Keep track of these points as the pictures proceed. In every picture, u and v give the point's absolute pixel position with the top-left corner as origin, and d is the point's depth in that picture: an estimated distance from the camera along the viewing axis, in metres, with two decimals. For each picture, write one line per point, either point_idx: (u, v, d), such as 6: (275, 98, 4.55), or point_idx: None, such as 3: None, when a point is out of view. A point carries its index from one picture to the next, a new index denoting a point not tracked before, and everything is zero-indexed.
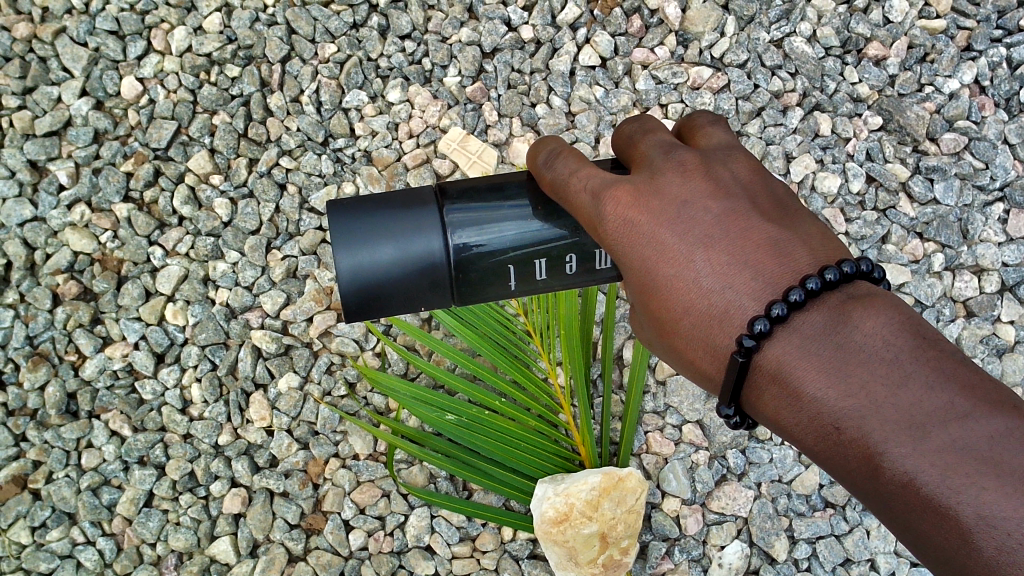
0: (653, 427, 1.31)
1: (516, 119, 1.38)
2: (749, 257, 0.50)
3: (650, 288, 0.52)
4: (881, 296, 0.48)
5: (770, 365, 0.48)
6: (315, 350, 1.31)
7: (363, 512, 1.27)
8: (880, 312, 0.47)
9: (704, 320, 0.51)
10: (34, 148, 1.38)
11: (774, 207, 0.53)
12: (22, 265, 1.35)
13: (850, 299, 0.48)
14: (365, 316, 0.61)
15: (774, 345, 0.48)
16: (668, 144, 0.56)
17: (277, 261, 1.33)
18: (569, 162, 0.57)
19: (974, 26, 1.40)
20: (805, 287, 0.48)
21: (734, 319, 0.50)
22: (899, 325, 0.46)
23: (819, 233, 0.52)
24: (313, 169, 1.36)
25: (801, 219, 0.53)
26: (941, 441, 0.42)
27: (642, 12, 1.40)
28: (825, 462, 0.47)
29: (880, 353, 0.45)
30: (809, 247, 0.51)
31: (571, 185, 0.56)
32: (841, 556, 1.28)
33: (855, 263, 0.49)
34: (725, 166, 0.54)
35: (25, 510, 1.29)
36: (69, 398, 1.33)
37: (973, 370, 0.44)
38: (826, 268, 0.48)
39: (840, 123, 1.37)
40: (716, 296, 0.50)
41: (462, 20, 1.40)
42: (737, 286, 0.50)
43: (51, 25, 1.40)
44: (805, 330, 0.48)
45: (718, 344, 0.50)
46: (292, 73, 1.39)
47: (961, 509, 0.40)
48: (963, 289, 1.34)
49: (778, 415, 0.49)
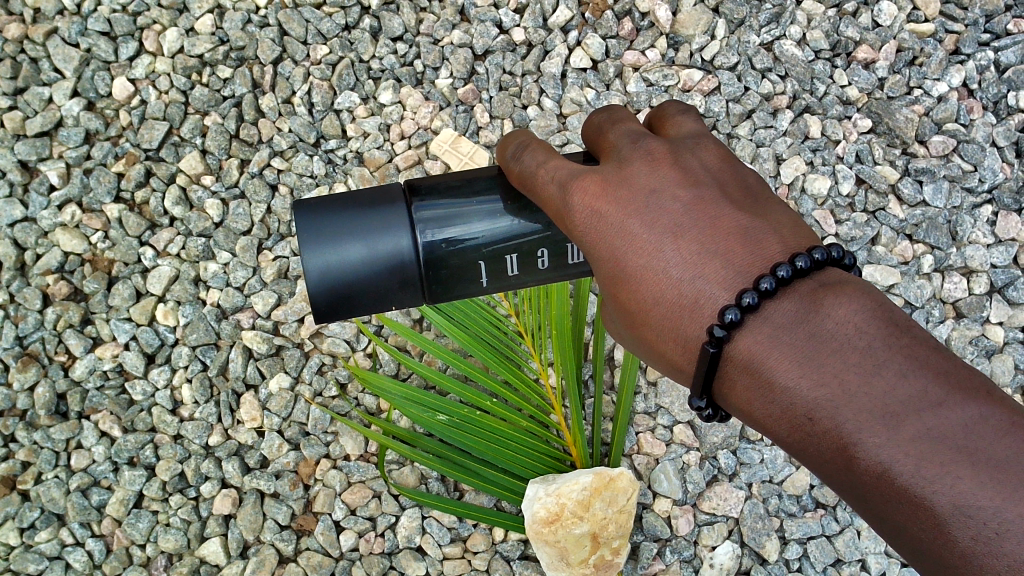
0: (645, 428, 1.31)
1: (508, 121, 1.39)
2: (718, 245, 0.50)
3: (620, 280, 0.53)
4: (853, 283, 0.48)
5: (742, 356, 0.48)
6: (306, 351, 1.31)
7: (354, 513, 1.26)
8: (851, 299, 0.47)
9: (674, 310, 0.51)
10: (24, 149, 1.38)
11: (744, 195, 0.53)
12: (11, 265, 1.35)
13: (821, 287, 0.48)
14: (337, 315, 0.61)
15: (744, 335, 0.48)
16: (637, 134, 0.56)
17: (269, 262, 1.34)
18: (537, 154, 0.58)
19: (962, 30, 1.41)
20: (776, 275, 0.48)
21: (704, 308, 0.50)
22: (870, 312, 0.46)
23: (789, 221, 0.53)
24: (304, 170, 1.36)
25: (771, 207, 0.53)
26: (914, 430, 0.42)
27: (633, 16, 1.41)
28: (800, 452, 0.47)
29: (852, 341, 0.45)
30: (780, 233, 0.51)
31: (540, 177, 0.57)
32: (832, 556, 1.28)
33: (825, 249, 0.49)
34: (693, 155, 0.54)
35: (14, 511, 1.29)
36: (59, 399, 1.32)
37: (946, 356, 0.44)
38: (796, 254, 0.49)
39: (829, 126, 1.38)
40: (687, 286, 0.50)
41: (455, 23, 1.41)
42: (706, 276, 0.50)
43: (43, 26, 1.40)
44: (776, 319, 0.48)
45: (689, 334, 0.51)
46: (284, 74, 1.39)
47: (935, 498, 0.41)
48: (952, 290, 1.35)
49: (751, 406, 0.49)
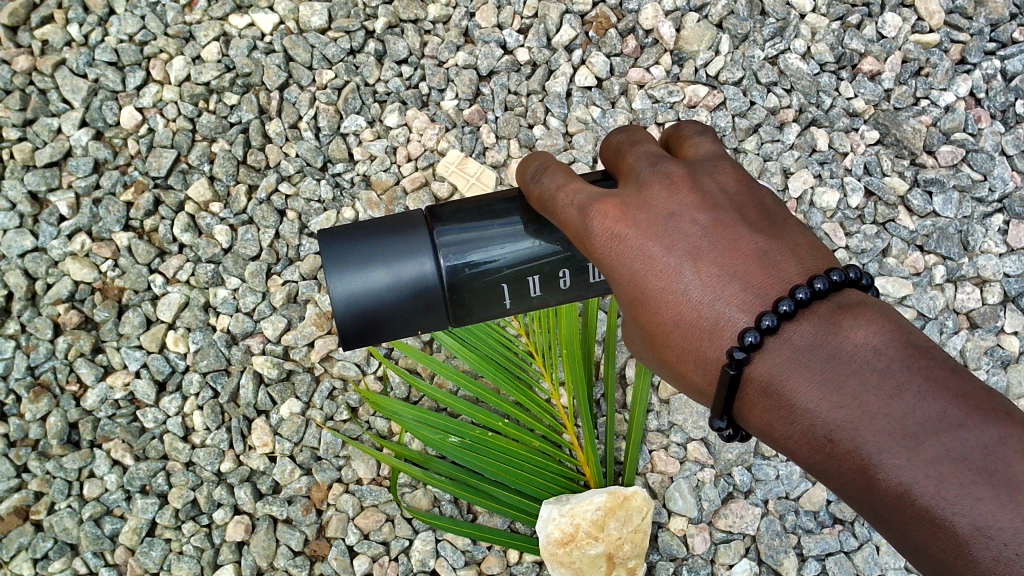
0: (658, 446, 1.30)
1: (513, 141, 1.38)
2: (738, 267, 0.51)
3: (640, 302, 0.53)
4: (872, 305, 0.48)
5: (762, 378, 0.49)
6: (317, 375, 1.31)
7: (367, 537, 1.25)
8: (870, 321, 0.47)
9: (693, 332, 0.51)
10: (34, 179, 1.38)
11: (763, 216, 0.54)
12: (22, 295, 1.36)
13: (840, 309, 0.48)
14: (363, 342, 0.63)
15: (763, 357, 0.49)
16: (656, 157, 0.57)
17: (278, 286, 1.34)
18: (557, 177, 0.59)
19: (967, 39, 1.40)
20: (794, 297, 0.48)
21: (724, 330, 0.50)
22: (889, 333, 0.46)
23: (808, 243, 0.53)
24: (312, 195, 1.36)
25: (790, 228, 0.54)
26: (934, 450, 0.42)
27: (637, 33, 1.41)
28: (820, 473, 0.47)
29: (871, 362, 0.45)
30: (798, 255, 0.51)
31: (559, 200, 0.58)
32: (852, 572, 1.27)
33: (844, 271, 0.50)
34: (712, 178, 0.55)
35: (27, 542, 1.29)
36: (71, 428, 1.32)
37: (965, 376, 0.44)
38: (814, 276, 0.49)
39: (836, 138, 1.38)
40: (707, 309, 0.51)
41: (459, 45, 1.41)
42: (725, 298, 0.50)
43: (51, 57, 1.42)
44: (795, 341, 0.48)
45: (709, 356, 0.51)
46: (290, 100, 1.40)
47: (957, 519, 0.41)
48: (965, 301, 1.34)
49: (770, 426, 0.49)
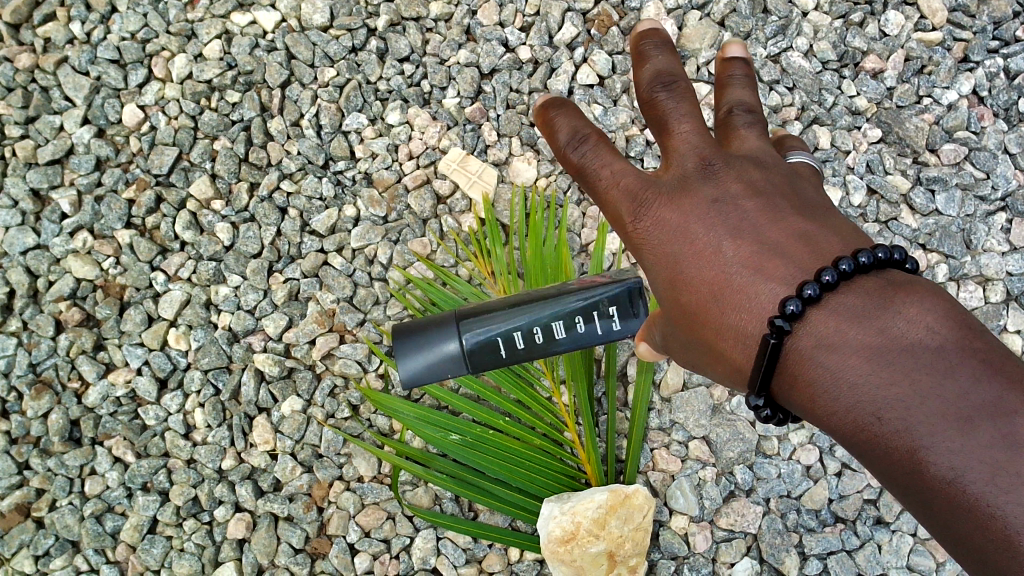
0: (660, 444, 1.30)
1: (515, 139, 1.38)
2: (779, 245, 0.62)
3: (681, 279, 0.66)
4: (923, 290, 0.56)
5: (808, 349, 0.57)
6: (318, 373, 1.31)
7: (368, 535, 1.26)
8: (920, 305, 0.54)
9: (735, 302, 0.63)
10: (36, 177, 1.38)
11: (803, 207, 0.65)
12: (24, 292, 1.36)
13: (891, 292, 0.56)
14: None
15: (809, 327, 0.58)
16: (701, 145, 0.68)
17: (280, 284, 1.34)
18: (598, 152, 0.71)
19: (971, 37, 1.39)
20: (838, 269, 0.57)
21: (769, 300, 0.61)
22: (940, 319, 0.53)
23: (847, 229, 0.64)
24: (314, 192, 1.36)
25: (829, 217, 0.65)
26: (985, 436, 0.48)
27: (639, 31, 1.40)
28: (866, 447, 0.54)
29: (925, 344, 0.52)
30: (838, 236, 0.62)
31: (601, 175, 0.71)
32: (854, 571, 1.27)
33: (887, 250, 0.59)
34: (757, 173, 0.67)
35: (28, 539, 1.29)
36: (72, 426, 1.33)
37: (1009, 366, 0.51)
38: (859, 253, 0.57)
39: (838, 136, 1.37)
40: (749, 282, 0.62)
41: (461, 42, 1.41)
42: (772, 272, 0.61)
43: (53, 55, 1.42)
44: (840, 313, 0.57)
45: (753, 326, 0.62)
46: (292, 97, 1.39)
47: (998, 501, 0.47)
48: (967, 299, 1.34)
49: (821, 400, 0.56)
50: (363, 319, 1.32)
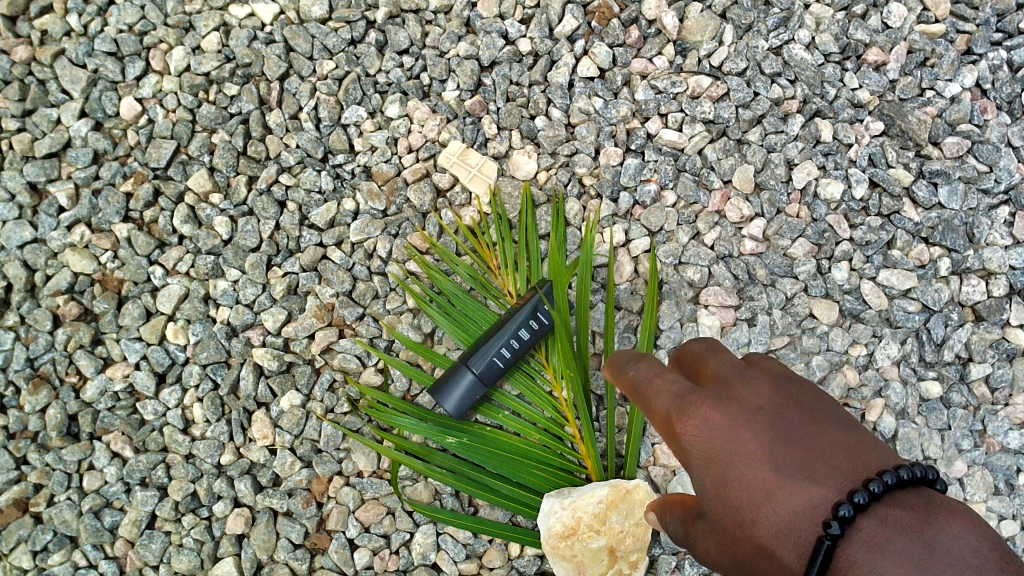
0: (661, 439, 1.29)
1: (515, 132, 1.37)
2: (827, 457, 0.60)
3: (723, 479, 0.64)
4: (969, 514, 0.54)
5: (852, 562, 0.54)
6: (317, 367, 1.30)
7: (368, 530, 1.26)
8: (965, 525, 0.53)
9: (783, 507, 0.60)
10: (33, 170, 1.37)
11: (849, 424, 0.64)
12: (21, 287, 1.35)
13: (939, 512, 0.54)
14: None
15: (857, 537, 0.54)
16: (735, 364, 0.71)
17: (279, 278, 1.33)
18: (638, 367, 0.76)
19: (973, 30, 1.39)
20: (880, 484, 0.56)
21: (817, 510, 0.58)
22: (984, 540, 0.52)
23: (888, 449, 0.62)
24: (312, 186, 1.35)
25: (874, 439, 0.63)
26: None
27: (640, 23, 1.39)
28: None
29: (971, 559, 0.50)
30: (881, 454, 0.60)
31: (640, 382, 0.73)
32: None
33: (915, 470, 0.58)
34: (798, 386, 0.67)
35: (26, 534, 1.28)
36: (71, 420, 1.32)
37: None
38: (889, 471, 0.57)
39: (841, 129, 1.36)
40: (796, 486, 0.60)
41: (461, 35, 1.40)
42: (822, 480, 0.59)
43: (50, 47, 1.40)
44: (887, 529, 0.55)
45: (802, 535, 0.58)
46: (291, 90, 1.38)
47: None
48: (970, 293, 1.33)
49: None
50: (363, 313, 1.32)
